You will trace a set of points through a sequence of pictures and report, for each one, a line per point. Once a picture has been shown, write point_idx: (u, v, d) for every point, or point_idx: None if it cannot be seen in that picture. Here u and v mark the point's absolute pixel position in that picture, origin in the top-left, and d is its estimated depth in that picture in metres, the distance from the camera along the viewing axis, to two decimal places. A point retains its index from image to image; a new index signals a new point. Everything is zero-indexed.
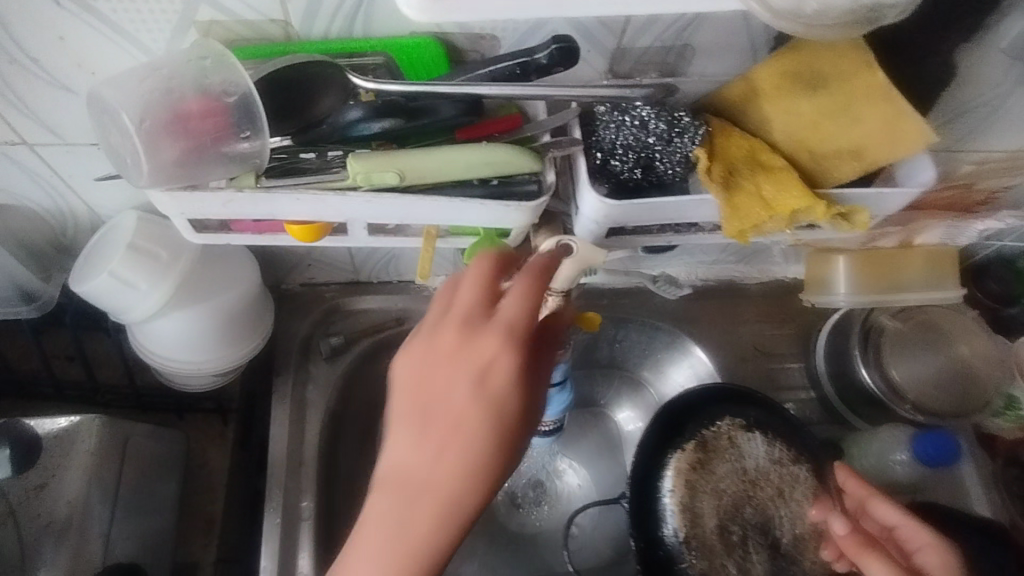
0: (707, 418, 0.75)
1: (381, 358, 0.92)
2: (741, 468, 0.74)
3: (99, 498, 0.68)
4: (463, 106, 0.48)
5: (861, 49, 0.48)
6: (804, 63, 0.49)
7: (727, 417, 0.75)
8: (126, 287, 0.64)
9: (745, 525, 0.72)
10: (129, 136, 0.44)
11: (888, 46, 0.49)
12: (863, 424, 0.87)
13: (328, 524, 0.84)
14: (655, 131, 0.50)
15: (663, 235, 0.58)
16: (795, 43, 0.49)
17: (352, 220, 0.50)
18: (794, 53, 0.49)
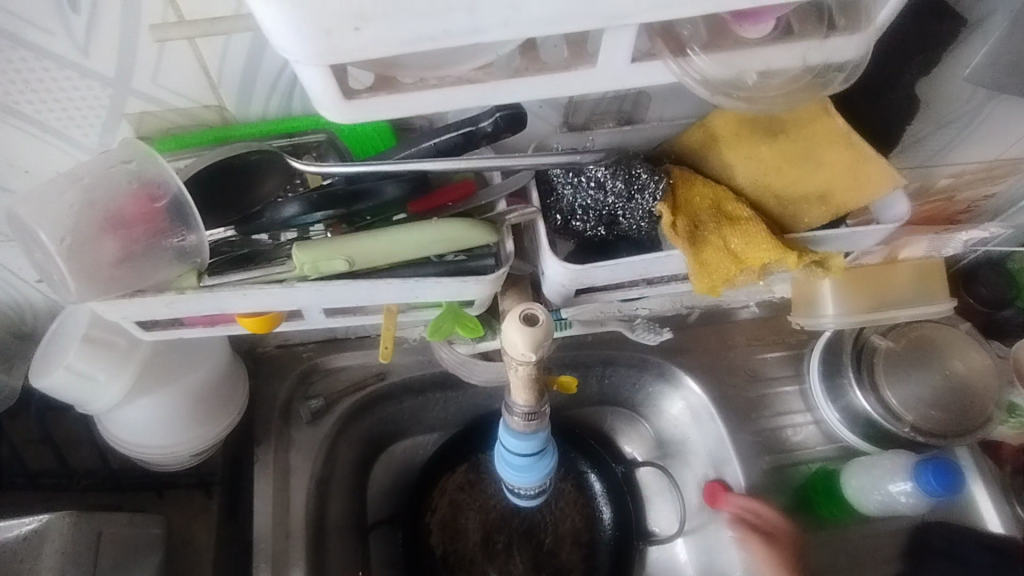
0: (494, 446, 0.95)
1: (366, 415, 0.90)
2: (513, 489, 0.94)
3: None
4: (408, 184, 0.46)
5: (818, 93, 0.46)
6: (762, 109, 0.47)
7: None
8: (85, 381, 0.61)
9: (511, 534, 0.92)
10: (51, 255, 0.41)
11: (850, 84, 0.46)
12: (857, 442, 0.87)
13: None
14: (613, 190, 0.48)
15: (637, 288, 0.55)
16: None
17: (305, 306, 0.48)
18: None
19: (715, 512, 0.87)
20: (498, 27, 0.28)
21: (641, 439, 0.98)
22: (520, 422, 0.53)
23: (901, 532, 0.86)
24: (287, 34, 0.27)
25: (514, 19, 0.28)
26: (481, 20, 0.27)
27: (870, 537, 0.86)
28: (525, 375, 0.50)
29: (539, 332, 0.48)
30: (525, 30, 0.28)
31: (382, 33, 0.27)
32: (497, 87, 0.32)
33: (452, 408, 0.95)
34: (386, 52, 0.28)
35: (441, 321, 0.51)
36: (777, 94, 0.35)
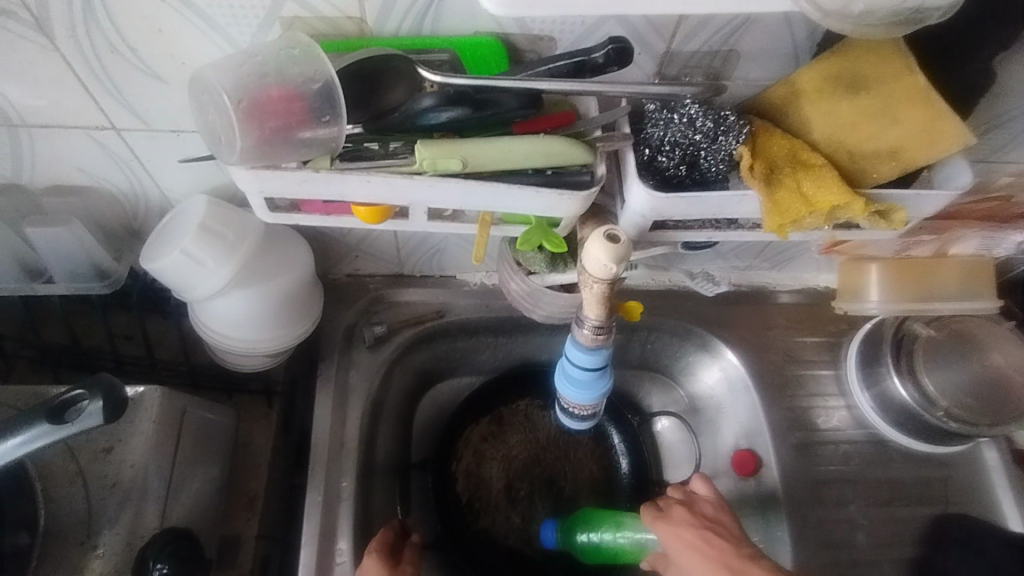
0: (509, 399, 1.00)
1: (421, 349, 0.96)
2: (533, 437, 0.98)
3: (158, 465, 0.72)
4: (525, 98, 0.52)
5: (903, 55, 0.51)
6: (846, 66, 0.52)
7: (525, 398, 1.00)
8: (194, 265, 0.68)
9: (532, 483, 0.97)
10: (227, 113, 0.48)
11: (932, 52, 0.52)
12: (885, 426, 0.91)
13: (367, 508, 0.86)
14: (702, 129, 0.53)
15: (704, 230, 0.60)
16: (838, 48, 0.52)
17: (414, 204, 0.54)
18: (836, 57, 0.52)
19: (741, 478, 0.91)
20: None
21: (669, 398, 1.03)
22: (586, 338, 0.59)
23: (921, 519, 0.88)
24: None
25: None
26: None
27: (892, 521, 0.88)
28: (599, 292, 0.55)
29: (617, 251, 0.53)
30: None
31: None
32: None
33: (499, 354, 1.00)
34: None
35: (530, 235, 0.57)
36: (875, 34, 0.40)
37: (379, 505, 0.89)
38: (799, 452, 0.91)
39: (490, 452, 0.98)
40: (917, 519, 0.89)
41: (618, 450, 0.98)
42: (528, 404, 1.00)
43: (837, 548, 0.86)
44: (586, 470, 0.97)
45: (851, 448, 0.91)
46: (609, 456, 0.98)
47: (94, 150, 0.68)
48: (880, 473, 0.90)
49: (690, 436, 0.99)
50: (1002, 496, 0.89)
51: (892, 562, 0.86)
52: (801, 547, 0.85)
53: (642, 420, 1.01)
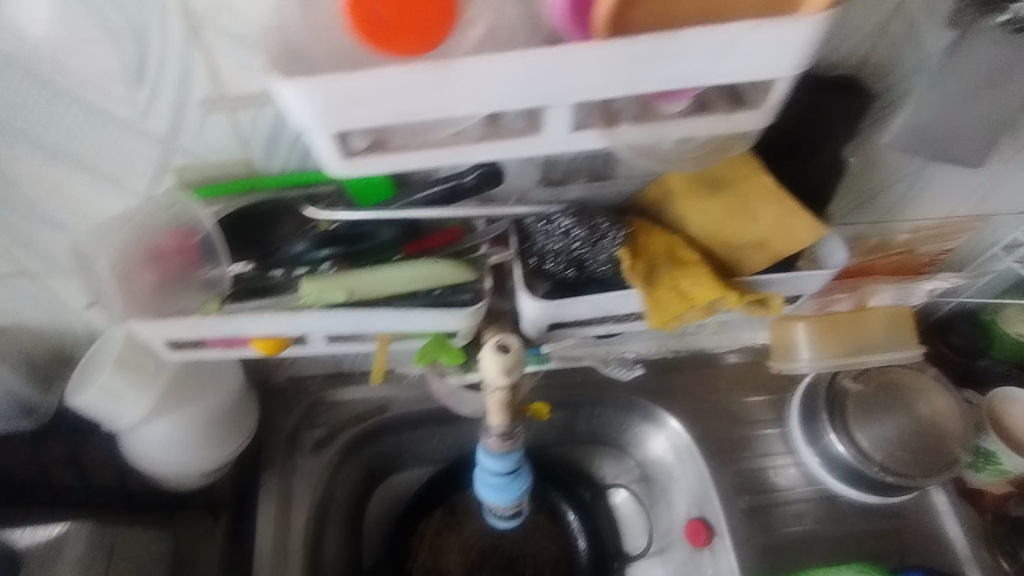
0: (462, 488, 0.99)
1: (366, 446, 0.95)
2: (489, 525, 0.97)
3: None
4: (400, 227, 0.55)
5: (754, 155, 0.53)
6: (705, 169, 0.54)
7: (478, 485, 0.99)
8: (113, 399, 0.68)
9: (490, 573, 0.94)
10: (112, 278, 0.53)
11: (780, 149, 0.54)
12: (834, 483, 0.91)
13: None
14: (578, 237, 0.56)
15: (603, 324, 0.61)
16: None
17: (310, 333, 0.55)
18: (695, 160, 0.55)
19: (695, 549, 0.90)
20: (466, 108, 0.34)
21: (622, 470, 1.01)
22: (496, 442, 0.59)
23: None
24: (300, 115, 0.34)
25: (480, 104, 0.34)
26: (451, 103, 0.34)
27: None
28: (501, 399, 0.56)
29: (510, 359, 0.55)
30: (484, 110, 0.35)
31: (368, 115, 0.34)
32: (468, 151, 0.39)
33: (448, 443, 1.00)
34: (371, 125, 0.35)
35: (426, 349, 0.58)
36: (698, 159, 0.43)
37: None
38: (752, 516, 0.90)
39: (446, 544, 0.96)
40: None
41: (575, 530, 0.96)
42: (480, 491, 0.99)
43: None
44: (545, 554, 0.95)
45: (805, 506, 0.91)
46: (566, 537, 0.96)
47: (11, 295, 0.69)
48: (835, 529, 0.90)
49: (645, 510, 0.98)
50: (958, 542, 0.88)
51: None
52: None
53: (595, 494, 1.00)
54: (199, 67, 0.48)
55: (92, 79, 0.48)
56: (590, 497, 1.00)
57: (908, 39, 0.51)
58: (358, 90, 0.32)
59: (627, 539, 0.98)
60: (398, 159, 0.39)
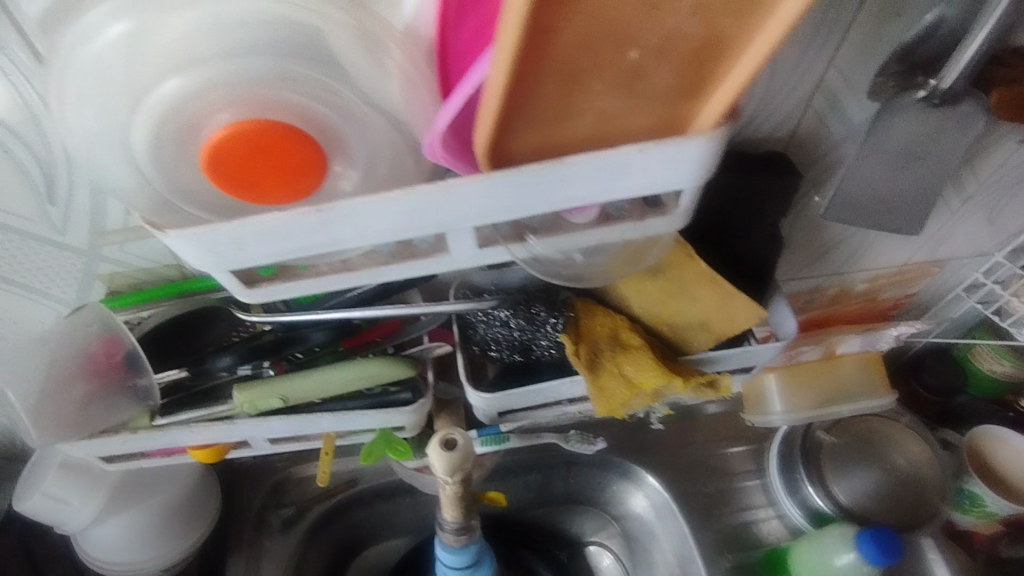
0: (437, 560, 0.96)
1: (336, 521, 0.93)
2: None
3: None
4: (335, 328, 0.53)
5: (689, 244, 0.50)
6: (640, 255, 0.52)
7: None
8: (59, 503, 0.66)
9: None
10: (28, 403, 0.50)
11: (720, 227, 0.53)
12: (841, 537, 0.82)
13: None
14: (517, 325, 0.55)
15: (559, 406, 0.60)
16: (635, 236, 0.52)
17: (250, 438, 0.54)
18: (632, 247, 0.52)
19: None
20: (359, 240, 0.33)
21: (602, 527, 0.97)
22: (451, 536, 0.57)
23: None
24: (187, 258, 0.33)
25: (373, 236, 0.33)
26: (342, 238, 0.33)
27: None
28: (451, 495, 0.54)
29: (458, 455, 0.53)
30: (378, 241, 0.34)
31: (258, 254, 0.33)
32: (374, 272, 0.38)
33: (422, 513, 0.97)
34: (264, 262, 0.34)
35: (372, 447, 0.57)
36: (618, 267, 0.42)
37: None
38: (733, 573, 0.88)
39: None
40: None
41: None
42: None
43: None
44: None
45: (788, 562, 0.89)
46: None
47: None
48: None
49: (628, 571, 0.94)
50: None
51: None
52: None
53: (573, 553, 0.97)
54: (110, 185, 0.47)
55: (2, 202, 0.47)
56: (567, 557, 0.96)
57: (832, 113, 0.52)
58: (240, 234, 0.31)
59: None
60: (306, 283, 0.38)
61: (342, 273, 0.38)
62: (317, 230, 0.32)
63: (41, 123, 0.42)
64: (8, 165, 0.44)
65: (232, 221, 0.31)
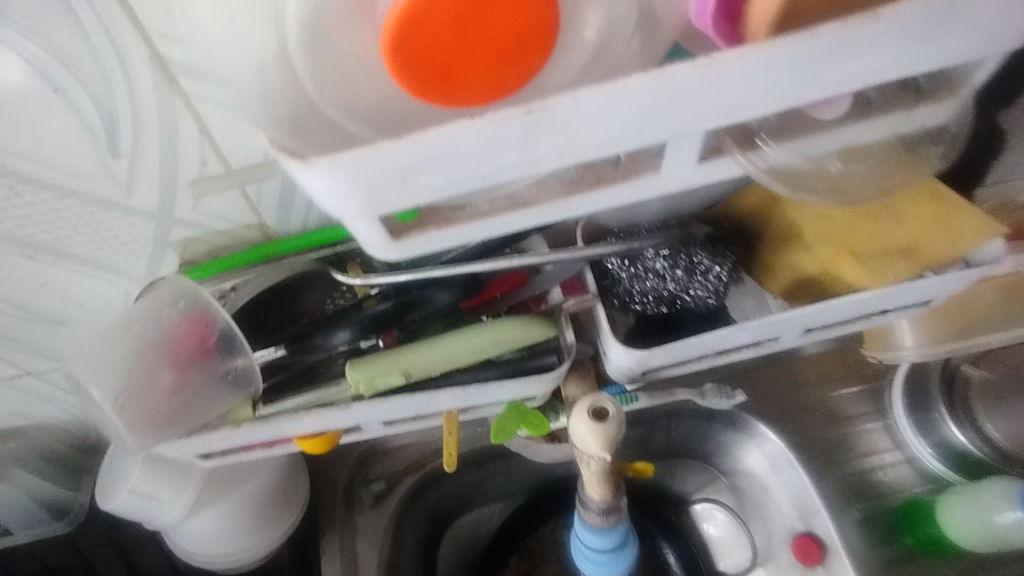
0: (533, 528, 0.89)
1: (426, 494, 0.86)
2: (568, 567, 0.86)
3: None
4: (456, 287, 0.43)
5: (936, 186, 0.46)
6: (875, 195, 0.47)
7: (550, 521, 0.89)
8: (149, 499, 0.60)
9: None
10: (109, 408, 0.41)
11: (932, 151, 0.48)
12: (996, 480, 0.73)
13: None
14: (673, 277, 0.46)
15: (708, 359, 0.51)
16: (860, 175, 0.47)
17: (364, 421, 0.47)
18: None
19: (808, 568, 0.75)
20: (561, 159, 0.24)
21: (704, 480, 0.88)
22: (597, 517, 0.50)
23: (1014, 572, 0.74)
24: (330, 201, 0.24)
25: (580, 151, 0.24)
26: (542, 157, 0.24)
27: None
28: (600, 470, 0.47)
29: (610, 426, 0.45)
30: (585, 159, 0.25)
31: (426, 190, 0.24)
32: (552, 208, 0.29)
33: (514, 479, 0.89)
34: (427, 203, 0.25)
35: (504, 422, 0.48)
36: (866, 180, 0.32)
37: None
38: (865, 525, 0.78)
39: None
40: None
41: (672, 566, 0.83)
42: (553, 527, 0.90)
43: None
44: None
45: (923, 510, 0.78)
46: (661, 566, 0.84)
47: (18, 396, 0.61)
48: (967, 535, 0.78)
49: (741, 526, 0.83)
50: None
51: None
52: None
53: (678, 512, 0.88)
54: (183, 127, 0.38)
55: (55, 158, 0.38)
56: (674, 518, 0.88)
57: None
58: (412, 155, 0.22)
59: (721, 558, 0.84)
60: (466, 226, 0.29)
61: (509, 212, 0.29)
62: (515, 145, 0.23)
63: (102, 51, 0.34)
64: (58, 107, 0.35)
65: (404, 138, 0.22)
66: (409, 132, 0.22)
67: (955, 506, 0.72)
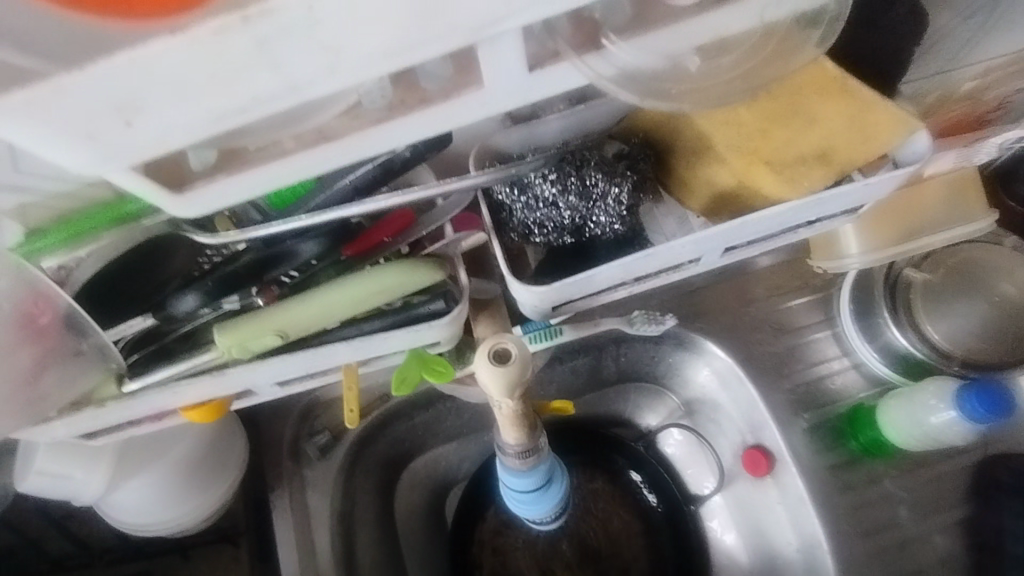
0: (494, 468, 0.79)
1: (376, 440, 0.75)
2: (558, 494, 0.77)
3: None
4: (326, 234, 0.40)
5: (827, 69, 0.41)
6: (777, 98, 0.42)
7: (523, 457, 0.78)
8: (63, 480, 0.58)
9: (569, 555, 0.74)
10: None
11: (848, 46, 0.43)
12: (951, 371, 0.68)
13: None
14: (568, 205, 0.42)
15: (624, 287, 0.48)
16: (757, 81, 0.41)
17: (253, 385, 0.43)
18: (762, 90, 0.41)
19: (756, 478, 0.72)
20: (318, 78, 0.25)
21: (666, 411, 0.80)
22: (516, 461, 0.48)
23: (972, 470, 0.70)
24: (55, 153, 0.24)
25: (337, 65, 0.24)
26: (295, 77, 0.24)
27: (956, 480, 0.70)
28: (512, 411, 0.44)
29: (514, 368, 0.42)
30: (346, 79, 0.25)
31: (159, 121, 0.24)
32: (361, 140, 0.29)
33: (467, 417, 0.78)
34: (180, 140, 0.25)
35: (405, 372, 0.45)
36: (730, 73, 0.33)
37: None
38: (839, 431, 0.72)
39: (512, 538, 0.75)
40: (959, 469, 0.70)
41: (642, 488, 0.77)
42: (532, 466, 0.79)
43: (898, 549, 0.68)
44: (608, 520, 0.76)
45: None
46: (633, 496, 0.77)
47: None
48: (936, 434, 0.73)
49: (705, 446, 0.77)
50: None
51: (942, 532, 0.68)
52: (866, 549, 0.67)
53: (648, 444, 0.80)
54: None
55: None
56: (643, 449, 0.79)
57: None
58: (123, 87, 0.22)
59: (692, 479, 0.77)
60: (261, 175, 0.28)
61: (304, 152, 0.28)
62: (252, 66, 0.23)
63: None
64: None
65: (93, 65, 0.21)
66: (100, 59, 0.22)
67: (895, 412, 0.68)
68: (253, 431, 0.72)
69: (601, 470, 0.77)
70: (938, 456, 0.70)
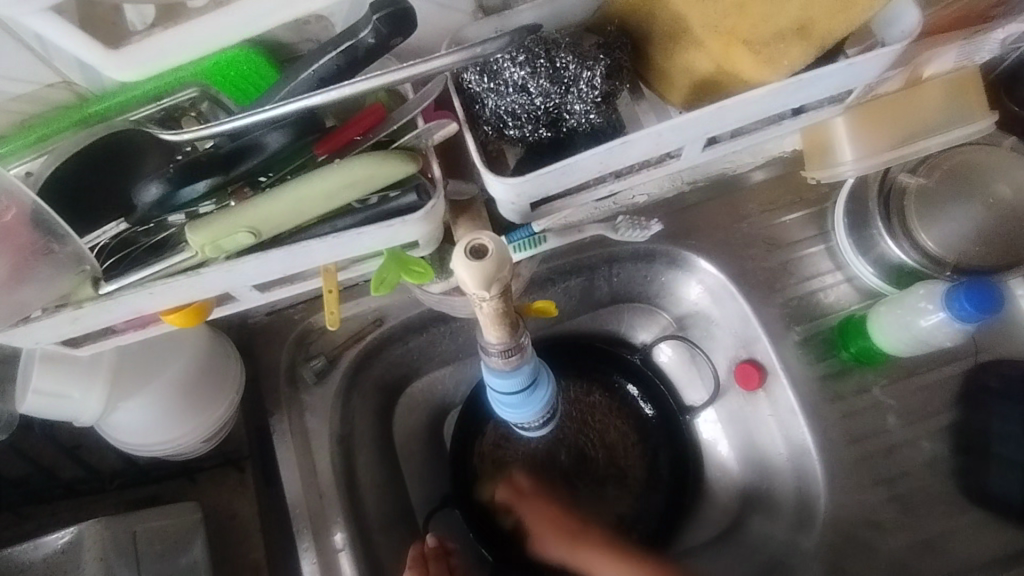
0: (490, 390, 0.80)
1: (372, 363, 0.75)
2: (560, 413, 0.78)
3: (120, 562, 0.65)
4: (292, 128, 0.39)
5: None
6: None
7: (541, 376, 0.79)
8: (63, 399, 0.59)
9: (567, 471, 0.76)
10: None
11: None
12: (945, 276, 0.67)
13: (383, 553, 0.70)
14: (539, 91, 0.41)
15: (605, 184, 0.47)
16: None
17: (232, 288, 0.43)
18: None
19: (748, 393, 0.72)
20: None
21: (658, 328, 0.80)
22: (499, 360, 0.48)
23: (962, 376, 0.70)
24: None
25: None
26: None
27: (946, 387, 0.70)
28: (493, 309, 0.44)
29: (491, 262, 0.42)
30: None
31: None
32: None
33: (461, 340, 0.78)
34: None
35: (383, 274, 0.44)
36: None
37: (392, 556, 0.72)
38: (829, 343, 0.72)
39: (510, 458, 0.77)
40: (949, 376, 0.70)
41: (637, 399, 0.78)
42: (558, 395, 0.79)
43: (887, 453, 0.68)
44: (608, 435, 0.77)
45: None
46: (630, 407, 0.78)
47: None
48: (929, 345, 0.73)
49: (701, 356, 0.77)
50: None
51: (929, 437, 0.69)
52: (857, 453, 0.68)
53: (643, 356, 0.80)
54: None
55: None
56: (639, 362, 0.80)
57: None
58: None
59: (686, 389, 0.78)
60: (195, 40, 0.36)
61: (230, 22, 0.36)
62: None
63: None
64: None
65: None
66: None
67: (884, 318, 0.68)
68: (249, 356, 0.72)
69: (599, 383, 0.79)
70: (928, 364, 0.71)
